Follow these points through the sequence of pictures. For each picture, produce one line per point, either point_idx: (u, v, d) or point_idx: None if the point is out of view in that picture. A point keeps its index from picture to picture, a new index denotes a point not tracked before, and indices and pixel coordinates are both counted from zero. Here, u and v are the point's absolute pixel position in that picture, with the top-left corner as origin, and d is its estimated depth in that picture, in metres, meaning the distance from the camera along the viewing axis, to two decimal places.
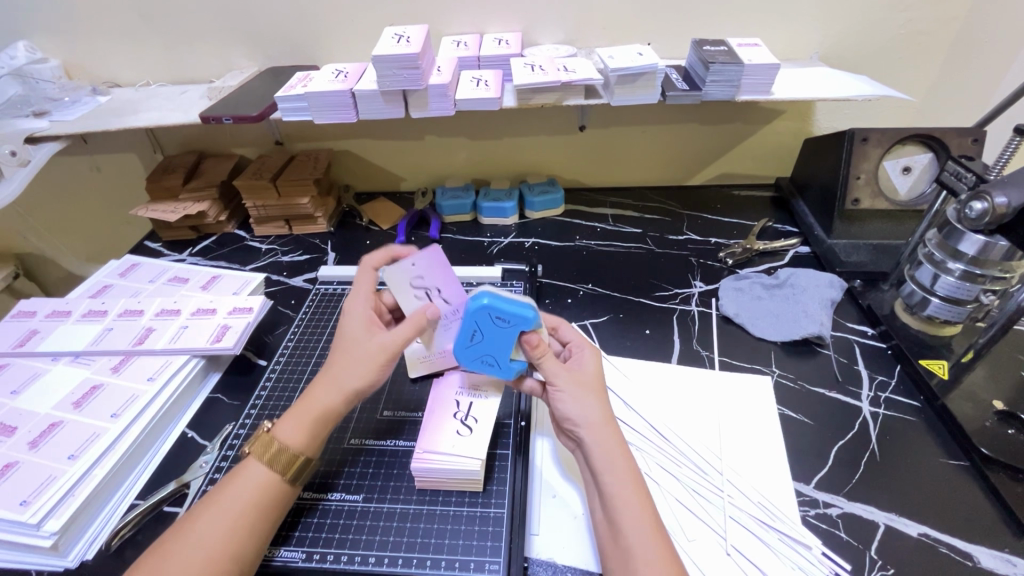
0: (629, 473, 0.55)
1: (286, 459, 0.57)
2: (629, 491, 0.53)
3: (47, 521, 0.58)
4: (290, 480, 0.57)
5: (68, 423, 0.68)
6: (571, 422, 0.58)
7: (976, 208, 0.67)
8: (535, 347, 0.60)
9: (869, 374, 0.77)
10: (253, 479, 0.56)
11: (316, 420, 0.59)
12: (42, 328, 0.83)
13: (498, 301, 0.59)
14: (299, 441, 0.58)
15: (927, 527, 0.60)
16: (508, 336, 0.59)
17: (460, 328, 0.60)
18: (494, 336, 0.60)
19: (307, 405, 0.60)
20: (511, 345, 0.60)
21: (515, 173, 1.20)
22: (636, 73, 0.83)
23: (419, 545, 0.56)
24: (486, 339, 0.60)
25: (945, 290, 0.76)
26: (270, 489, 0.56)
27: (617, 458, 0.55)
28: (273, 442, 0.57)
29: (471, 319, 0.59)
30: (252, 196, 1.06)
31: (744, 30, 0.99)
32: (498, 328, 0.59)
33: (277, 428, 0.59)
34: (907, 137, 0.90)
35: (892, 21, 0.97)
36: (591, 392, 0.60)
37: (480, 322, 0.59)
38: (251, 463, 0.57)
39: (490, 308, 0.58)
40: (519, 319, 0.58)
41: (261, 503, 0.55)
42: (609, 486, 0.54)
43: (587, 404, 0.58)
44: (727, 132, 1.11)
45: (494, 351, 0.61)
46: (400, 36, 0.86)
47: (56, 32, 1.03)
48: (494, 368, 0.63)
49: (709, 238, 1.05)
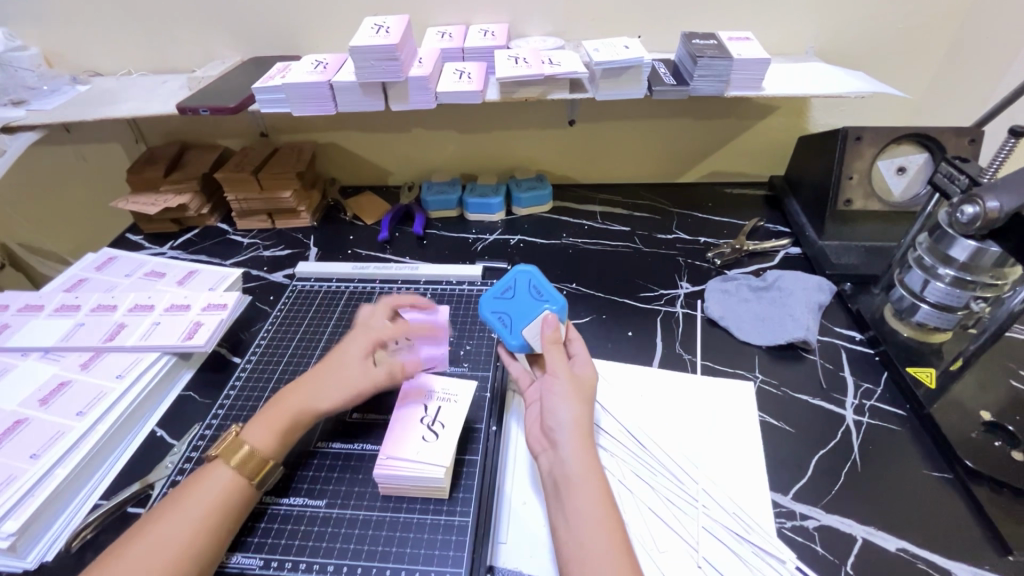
0: (599, 487, 0.54)
1: (252, 462, 0.57)
2: (596, 505, 0.52)
3: (4, 522, 0.57)
4: (255, 484, 0.57)
5: (33, 421, 0.67)
6: (558, 424, 0.59)
7: (968, 212, 0.65)
8: (551, 333, 0.64)
9: (854, 382, 0.75)
10: (218, 482, 0.56)
11: (284, 426, 0.61)
12: (13, 322, 0.82)
13: (541, 278, 0.69)
14: (266, 445, 0.59)
15: (905, 541, 0.58)
16: (533, 308, 0.67)
17: (500, 280, 0.70)
18: (524, 299, 0.68)
19: (276, 410, 0.62)
20: (530, 316, 0.66)
21: (504, 168, 1.18)
22: (622, 68, 0.81)
23: (380, 554, 0.55)
24: (514, 299, 0.68)
25: (935, 296, 0.74)
26: (235, 493, 0.56)
27: (590, 469, 0.55)
28: (241, 446, 0.58)
29: (514, 276, 0.70)
30: (233, 189, 1.04)
31: (738, 24, 0.96)
32: (531, 295, 0.68)
33: (245, 432, 0.60)
34: (902, 136, 0.87)
35: (891, 15, 0.94)
36: (583, 399, 0.60)
37: (519, 281, 0.69)
38: (217, 465, 0.57)
39: (532, 277, 0.69)
40: (550, 298, 0.67)
41: (225, 507, 0.55)
42: (576, 498, 0.53)
43: (575, 408, 0.59)
44: (720, 128, 1.08)
45: (514, 312, 0.67)
46: (380, 27, 0.83)
47: (34, 19, 1.01)
48: (503, 330, 0.67)
49: (698, 238, 1.03)
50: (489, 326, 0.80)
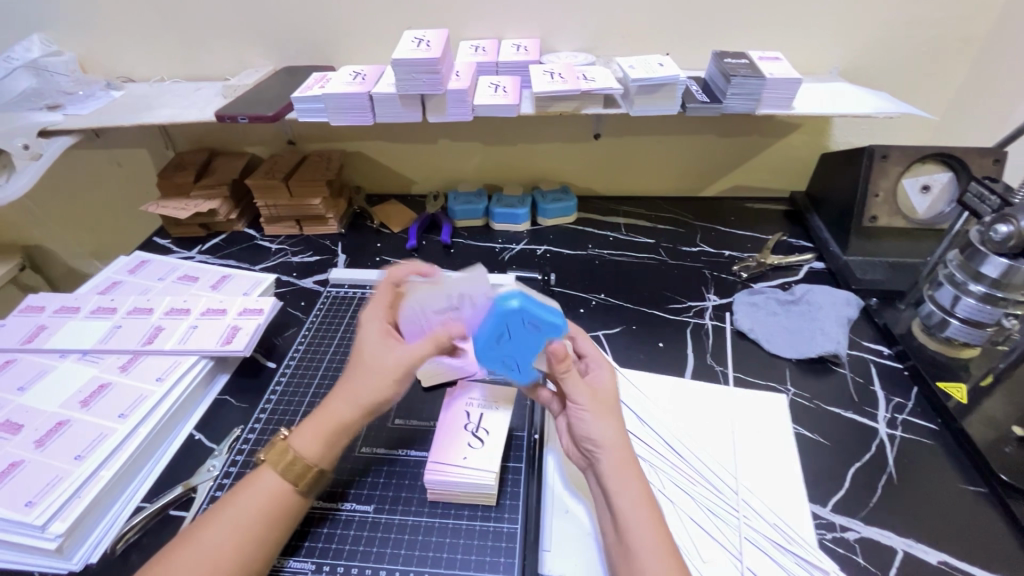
0: (642, 493, 0.54)
1: (299, 472, 0.56)
2: (642, 512, 0.53)
3: (52, 523, 0.57)
4: (302, 493, 0.56)
5: (76, 422, 0.68)
6: (590, 442, 0.58)
7: (1001, 231, 0.68)
8: (561, 361, 0.59)
9: (885, 396, 0.76)
10: (269, 487, 0.55)
11: (333, 434, 0.59)
12: (50, 324, 0.83)
13: (531, 304, 0.58)
14: (315, 453, 0.57)
15: (946, 554, 0.59)
16: (534, 342, 0.59)
17: (484, 327, 0.59)
18: (518, 339, 0.59)
19: (323, 414, 0.59)
20: (535, 351, 0.60)
21: (528, 180, 1.19)
22: (657, 84, 0.83)
23: (431, 560, 0.56)
24: (511, 341, 0.59)
25: (965, 311, 0.76)
26: (283, 500, 0.55)
27: (630, 476, 0.55)
28: (289, 451, 0.57)
29: (500, 319, 0.58)
30: (263, 195, 1.05)
31: (764, 43, 0.98)
32: (528, 331, 0.59)
33: (293, 437, 0.58)
34: (927, 156, 0.89)
35: (914, 38, 0.96)
36: (609, 412, 0.59)
37: (508, 322, 0.58)
38: (266, 470, 0.57)
39: (522, 311, 0.57)
40: (548, 327, 0.58)
41: (275, 512, 0.54)
42: (620, 505, 0.53)
43: (603, 424, 0.58)
44: (743, 144, 1.10)
45: (515, 354, 0.60)
46: (420, 41, 0.85)
47: (72, 26, 1.03)
48: (512, 372, 0.62)
49: (722, 251, 1.04)
50: None
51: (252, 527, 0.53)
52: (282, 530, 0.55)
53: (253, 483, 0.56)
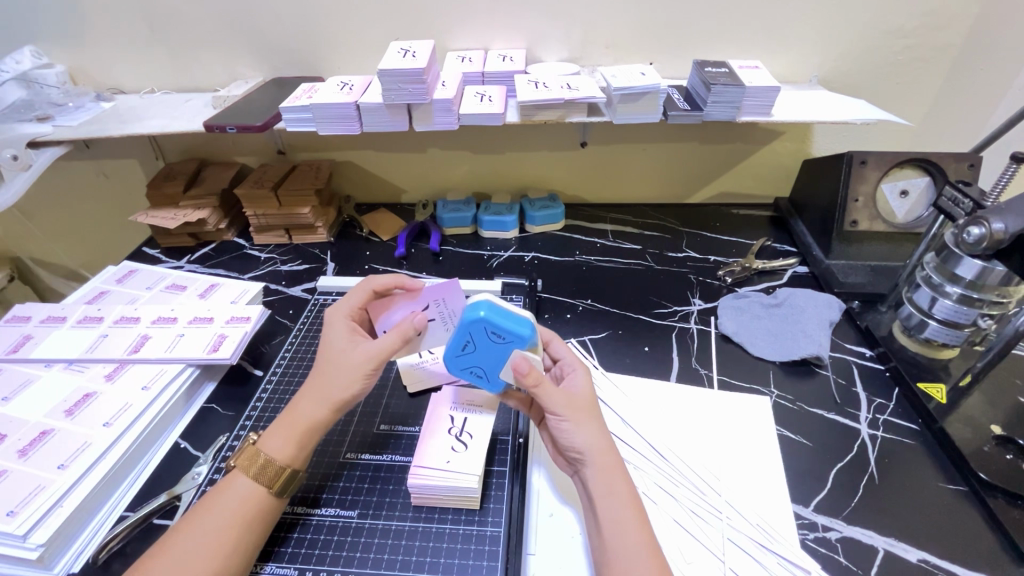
0: (627, 497, 0.55)
1: (270, 472, 0.56)
2: (629, 516, 0.53)
3: (33, 532, 0.57)
4: (276, 495, 0.57)
5: (60, 431, 0.68)
6: (572, 449, 0.58)
7: (974, 233, 0.69)
8: (527, 375, 0.57)
9: (867, 397, 0.77)
10: (239, 490, 0.56)
11: (303, 434, 0.60)
12: (36, 333, 0.83)
13: (497, 315, 0.59)
14: (287, 454, 0.58)
15: (926, 552, 0.59)
16: (500, 352, 0.60)
17: (453, 336, 0.60)
18: (485, 348, 0.60)
19: (291, 417, 0.60)
20: (500, 361, 0.61)
21: (516, 188, 1.21)
22: (639, 93, 0.84)
23: (414, 564, 0.56)
24: (479, 351, 0.60)
25: (943, 313, 0.77)
26: (257, 502, 0.55)
27: (614, 481, 0.55)
28: (259, 455, 0.57)
29: (466, 328, 0.59)
30: (252, 204, 1.06)
31: (745, 53, 1.00)
32: (491, 340, 0.59)
33: (262, 442, 0.59)
34: (904, 161, 0.91)
35: (891, 47, 0.99)
36: (588, 417, 0.59)
37: (473, 331, 0.59)
38: (236, 477, 0.57)
39: (487, 321, 0.59)
40: (512, 337, 0.59)
41: (249, 516, 0.54)
42: (606, 512, 0.54)
43: (585, 431, 0.58)
44: (727, 152, 1.12)
45: (482, 363, 0.61)
46: (406, 51, 0.87)
47: (63, 38, 1.04)
48: (482, 381, 0.63)
49: (708, 256, 1.05)
50: None
51: (228, 531, 0.53)
52: (258, 533, 0.55)
53: (225, 490, 0.56)
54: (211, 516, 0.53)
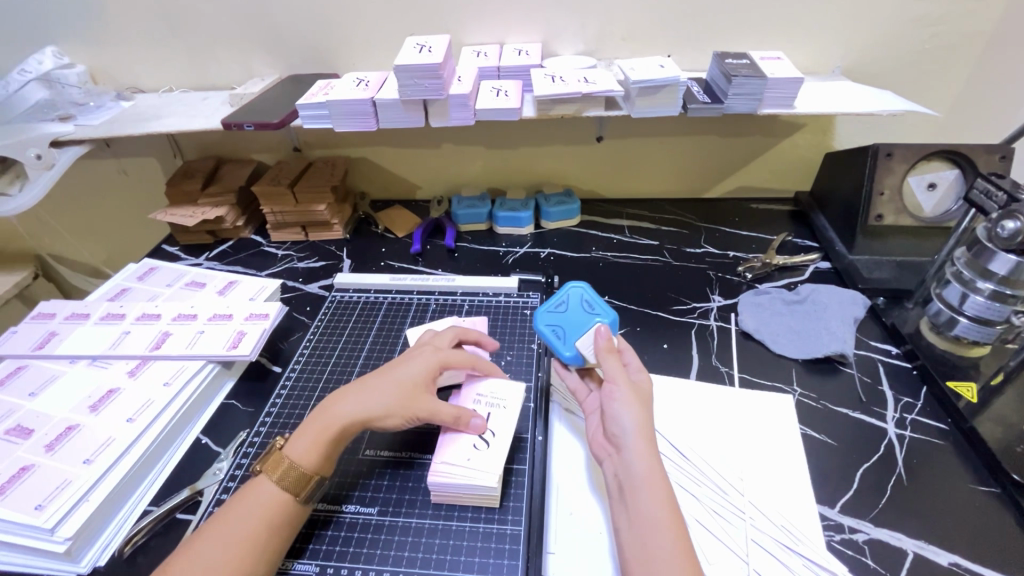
0: (664, 491, 0.53)
1: (293, 476, 0.57)
2: (663, 505, 0.52)
3: (61, 526, 0.58)
4: (300, 499, 0.57)
5: (85, 427, 0.69)
6: (620, 432, 0.58)
7: (1008, 227, 0.69)
8: (606, 340, 0.64)
9: (894, 396, 0.75)
10: (267, 492, 0.56)
11: (328, 440, 0.60)
12: (60, 330, 0.84)
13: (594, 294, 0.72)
14: (310, 460, 0.58)
15: (957, 556, 0.58)
16: (586, 321, 0.69)
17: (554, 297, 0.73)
18: (576, 312, 0.70)
19: (318, 424, 0.61)
20: (583, 329, 0.68)
21: (531, 183, 1.20)
22: (657, 86, 0.83)
23: (435, 562, 0.56)
24: (568, 313, 0.71)
25: (973, 309, 0.76)
26: (281, 508, 0.56)
27: (653, 473, 0.54)
28: (285, 459, 0.58)
29: (566, 292, 0.73)
30: (269, 202, 1.06)
31: (766, 44, 0.98)
32: (585, 310, 0.70)
33: (289, 445, 0.59)
34: (932, 153, 0.88)
35: (919, 35, 0.96)
36: (642, 405, 0.59)
37: (571, 297, 0.72)
38: (262, 481, 0.58)
39: (585, 292, 0.72)
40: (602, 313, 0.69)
41: (274, 521, 0.55)
42: (641, 496, 0.53)
43: (636, 415, 0.58)
44: (746, 145, 1.10)
45: (566, 325, 0.69)
46: (422, 46, 0.86)
47: (83, 38, 1.05)
48: (557, 343, 0.68)
49: (727, 252, 1.04)
50: (530, 336, 0.82)
51: (254, 535, 0.53)
52: (283, 538, 0.55)
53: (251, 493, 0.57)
54: (239, 515, 0.54)
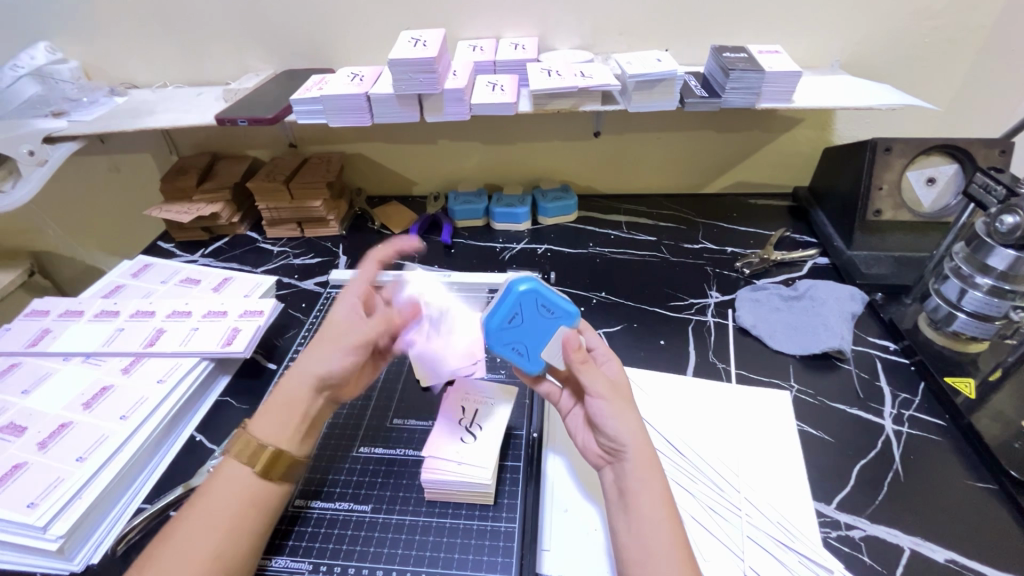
0: (663, 495, 0.53)
1: (261, 455, 0.56)
2: (664, 515, 0.52)
3: (53, 524, 0.57)
4: (272, 479, 0.56)
5: (77, 424, 0.68)
6: (612, 439, 0.56)
7: (1008, 221, 0.68)
8: (576, 352, 0.58)
9: (891, 392, 0.74)
10: (231, 477, 0.55)
11: (292, 415, 0.59)
12: (54, 327, 0.84)
13: (547, 289, 0.60)
14: (275, 436, 0.57)
15: (954, 552, 0.57)
16: (547, 327, 0.60)
17: (499, 308, 0.60)
18: (533, 320, 0.60)
19: (280, 400, 0.60)
20: (546, 337, 0.60)
21: (528, 179, 1.19)
22: (654, 80, 0.82)
23: (428, 559, 0.56)
24: (524, 325, 0.60)
25: (972, 305, 0.75)
26: (250, 490, 0.55)
27: (652, 478, 0.54)
28: (252, 441, 0.57)
29: (518, 298, 0.60)
30: (264, 198, 1.06)
31: (764, 38, 0.97)
32: (541, 315, 0.60)
33: (252, 425, 0.58)
34: (931, 148, 0.88)
35: (918, 29, 0.95)
36: (629, 407, 0.57)
37: (525, 303, 0.60)
38: (228, 465, 0.56)
39: (537, 293, 0.60)
40: (561, 312, 0.60)
41: (244, 505, 0.54)
42: (641, 506, 0.52)
43: (626, 420, 0.56)
44: (745, 140, 1.09)
45: (527, 338, 0.61)
46: (416, 41, 0.85)
47: (76, 33, 1.04)
48: (522, 359, 0.62)
49: (725, 248, 1.03)
50: None
51: (227, 521, 0.52)
52: (255, 524, 0.54)
53: (219, 481, 0.55)
54: (210, 506, 0.53)
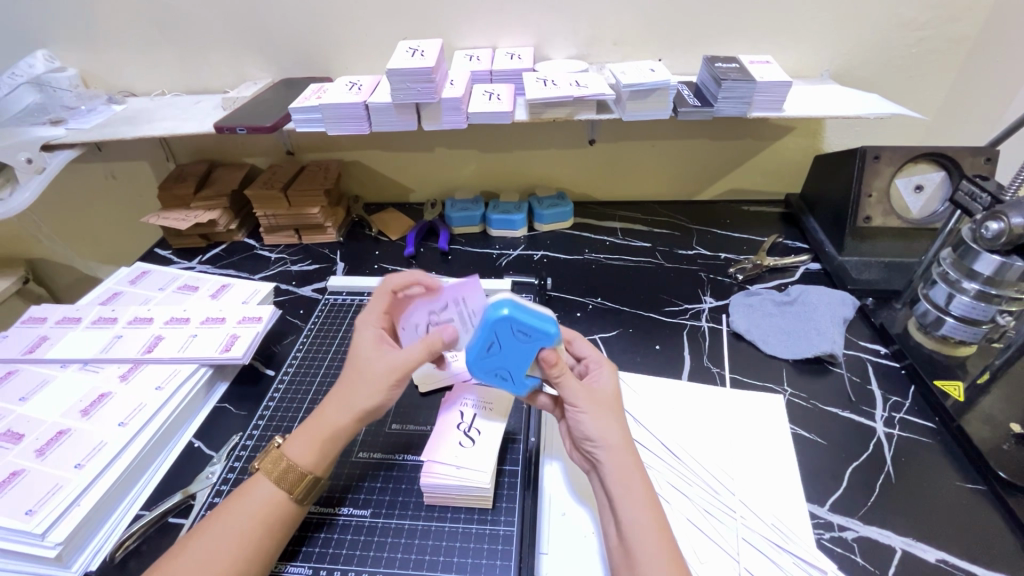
0: (645, 497, 0.54)
1: (292, 478, 0.57)
2: (648, 517, 0.52)
3: (52, 531, 0.57)
4: (298, 500, 0.57)
5: (76, 431, 0.68)
6: (590, 445, 0.57)
7: (992, 228, 0.69)
8: (554, 365, 0.58)
9: (882, 395, 0.76)
10: (258, 496, 0.56)
11: (326, 441, 0.59)
12: (52, 334, 0.84)
13: (520, 312, 0.58)
14: (310, 461, 0.58)
15: (944, 552, 0.58)
16: (526, 350, 0.58)
17: (476, 337, 0.59)
18: (510, 347, 0.58)
19: (316, 423, 0.60)
20: (527, 360, 0.59)
21: (525, 186, 1.20)
22: (648, 90, 0.84)
23: (428, 563, 0.56)
24: (502, 351, 0.59)
25: (960, 309, 0.76)
26: (277, 507, 0.56)
27: (633, 481, 0.55)
28: (282, 459, 0.57)
29: (490, 327, 0.57)
30: (262, 205, 1.06)
31: (755, 48, 0.99)
32: (517, 340, 0.58)
33: (287, 445, 0.59)
34: (919, 156, 0.89)
35: (905, 40, 0.97)
36: (611, 415, 0.58)
37: (499, 331, 0.58)
38: (259, 478, 0.57)
39: (511, 319, 0.57)
40: (539, 334, 0.57)
41: (270, 520, 0.55)
42: (624, 510, 0.53)
43: (608, 427, 0.57)
44: (737, 148, 1.11)
45: (508, 364, 0.60)
46: (415, 51, 0.87)
47: (74, 42, 1.04)
48: (507, 383, 0.61)
49: (719, 254, 1.05)
50: None
51: (248, 534, 0.53)
52: (279, 535, 0.55)
53: (245, 494, 0.56)
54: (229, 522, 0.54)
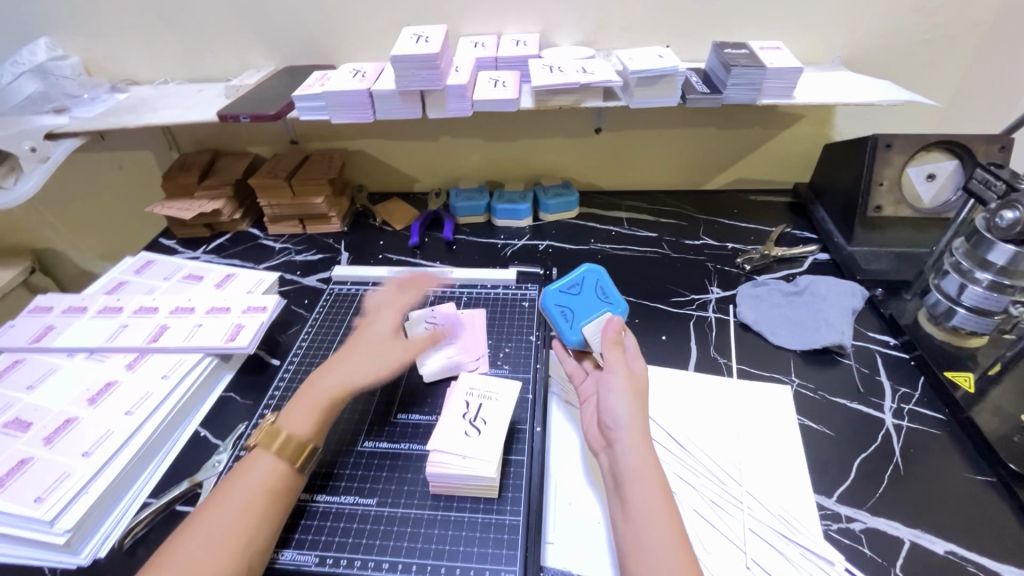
0: (659, 483, 0.53)
1: (291, 447, 0.57)
2: (657, 503, 0.52)
3: (60, 518, 0.58)
4: (298, 470, 0.57)
5: (83, 419, 0.69)
6: (614, 421, 0.58)
7: (1007, 217, 0.68)
8: (612, 329, 0.65)
9: (891, 386, 0.75)
10: (261, 470, 0.56)
11: (322, 410, 0.61)
12: (58, 324, 0.84)
13: (607, 280, 0.74)
14: (307, 429, 0.59)
15: (953, 544, 0.58)
16: (597, 306, 0.72)
17: (566, 276, 0.74)
18: (588, 297, 0.72)
19: (312, 395, 0.62)
20: (593, 314, 0.71)
21: (530, 175, 1.19)
22: (656, 76, 0.82)
23: (433, 552, 0.56)
24: (580, 294, 0.72)
25: (971, 300, 0.75)
26: (279, 479, 0.56)
27: (647, 465, 0.54)
28: (280, 431, 0.58)
29: (585, 271, 0.74)
30: (266, 194, 1.06)
31: (765, 34, 0.97)
32: (598, 293, 0.72)
33: (284, 417, 0.60)
34: (932, 144, 0.88)
35: (919, 25, 0.95)
36: (638, 397, 0.59)
37: (588, 279, 0.73)
38: (258, 453, 0.57)
39: (601, 277, 0.73)
40: (614, 300, 0.72)
41: (272, 492, 0.55)
42: (634, 491, 0.53)
43: (630, 406, 0.58)
44: (746, 136, 1.10)
45: (577, 309, 0.71)
46: (419, 37, 0.85)
47: (76, 30, 1.04)
48: (563, 324, 0.70)
49: (726, 244, 1.04)
50: (528, 328, 0.82)
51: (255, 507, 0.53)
52: (281, 512, 0.55)
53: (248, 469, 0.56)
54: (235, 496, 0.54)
